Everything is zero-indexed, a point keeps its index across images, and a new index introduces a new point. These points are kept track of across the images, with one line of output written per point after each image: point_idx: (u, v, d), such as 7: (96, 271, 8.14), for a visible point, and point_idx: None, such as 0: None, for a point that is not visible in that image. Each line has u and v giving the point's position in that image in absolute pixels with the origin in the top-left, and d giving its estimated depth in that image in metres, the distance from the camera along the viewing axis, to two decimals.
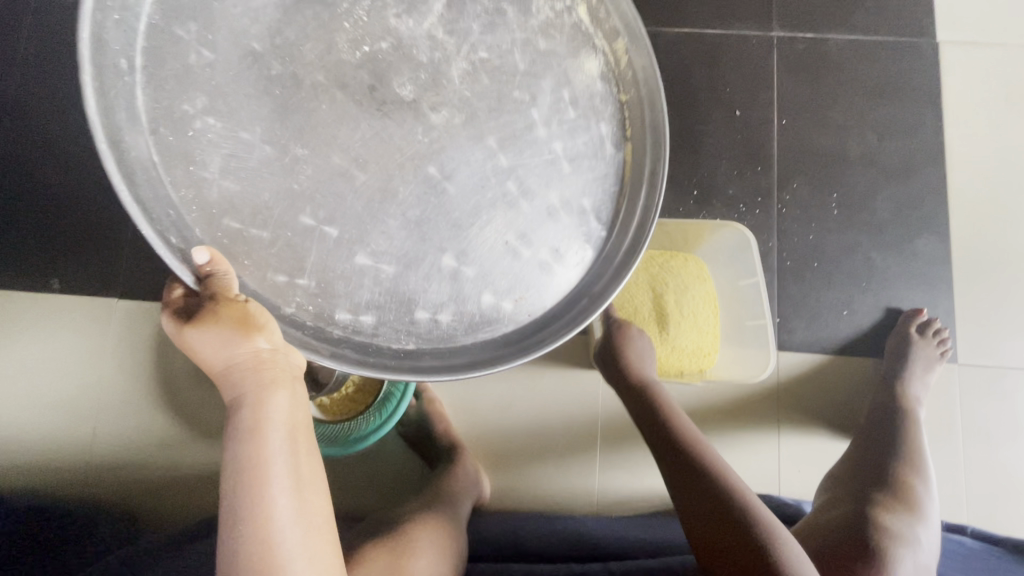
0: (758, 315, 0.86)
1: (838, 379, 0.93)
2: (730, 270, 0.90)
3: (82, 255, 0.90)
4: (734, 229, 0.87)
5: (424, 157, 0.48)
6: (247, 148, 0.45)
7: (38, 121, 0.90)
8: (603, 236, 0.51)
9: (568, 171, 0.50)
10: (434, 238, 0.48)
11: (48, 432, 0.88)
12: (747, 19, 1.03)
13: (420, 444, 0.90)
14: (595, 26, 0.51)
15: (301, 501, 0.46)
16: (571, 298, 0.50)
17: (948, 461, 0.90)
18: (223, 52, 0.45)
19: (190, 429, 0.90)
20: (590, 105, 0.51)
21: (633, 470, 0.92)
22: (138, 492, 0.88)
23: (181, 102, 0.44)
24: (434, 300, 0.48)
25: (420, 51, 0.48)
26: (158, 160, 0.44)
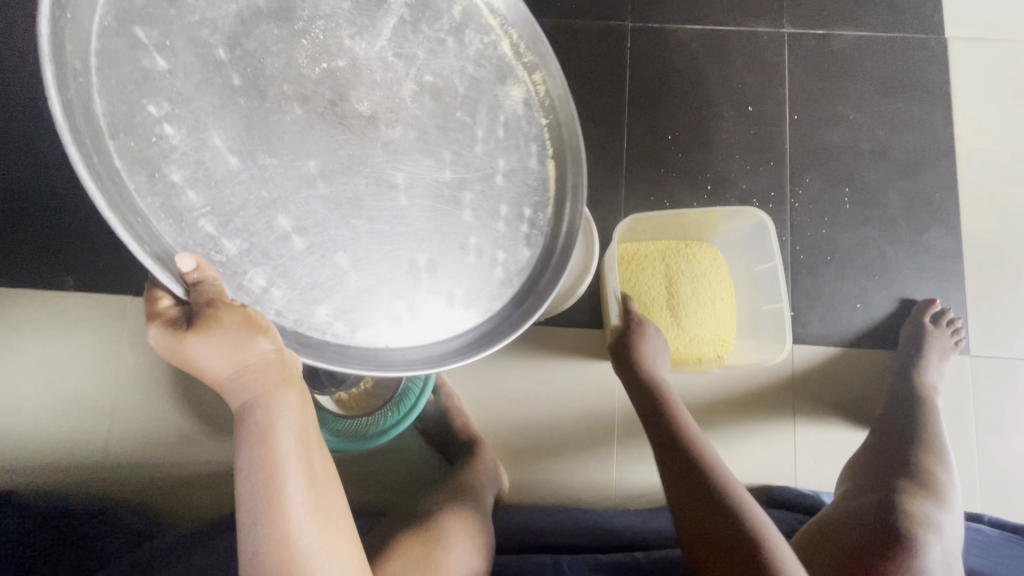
0: (773, 300, 0.87)
1: (847, 370, 0.94)
2: (744, 257, 0.92)
3: (88, 255, 0.90)
4: (750, 215, 0.87)
5: (383, 167, 0.46)
6: (214, 156, 0.42)
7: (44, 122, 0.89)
8: (542, 237, 0.48)
9: (501, 186, 0.48)
10: (387, 253, 0.46)
11: (58, 431, 0.88)
12: (758, 16, 1.04)
13: (439, 440, 0.90)
14: (515, 59, 0.48)
15: (319, 501, 0.45)
16: (518, 297, 0.48)
17: (963, 451, 0.91)
18: (184, 39, 0.41)
19: (205, 427, 0.90)
20: (519, 128, 0.48)
21: (652, 463, 0.93)
22: (156, 489, 0.88)
23: (145, 106, 0.41)
24: (396, 306, 0.46)
25: (372, 72, 0.46)
26: (121, 166, 0.40)
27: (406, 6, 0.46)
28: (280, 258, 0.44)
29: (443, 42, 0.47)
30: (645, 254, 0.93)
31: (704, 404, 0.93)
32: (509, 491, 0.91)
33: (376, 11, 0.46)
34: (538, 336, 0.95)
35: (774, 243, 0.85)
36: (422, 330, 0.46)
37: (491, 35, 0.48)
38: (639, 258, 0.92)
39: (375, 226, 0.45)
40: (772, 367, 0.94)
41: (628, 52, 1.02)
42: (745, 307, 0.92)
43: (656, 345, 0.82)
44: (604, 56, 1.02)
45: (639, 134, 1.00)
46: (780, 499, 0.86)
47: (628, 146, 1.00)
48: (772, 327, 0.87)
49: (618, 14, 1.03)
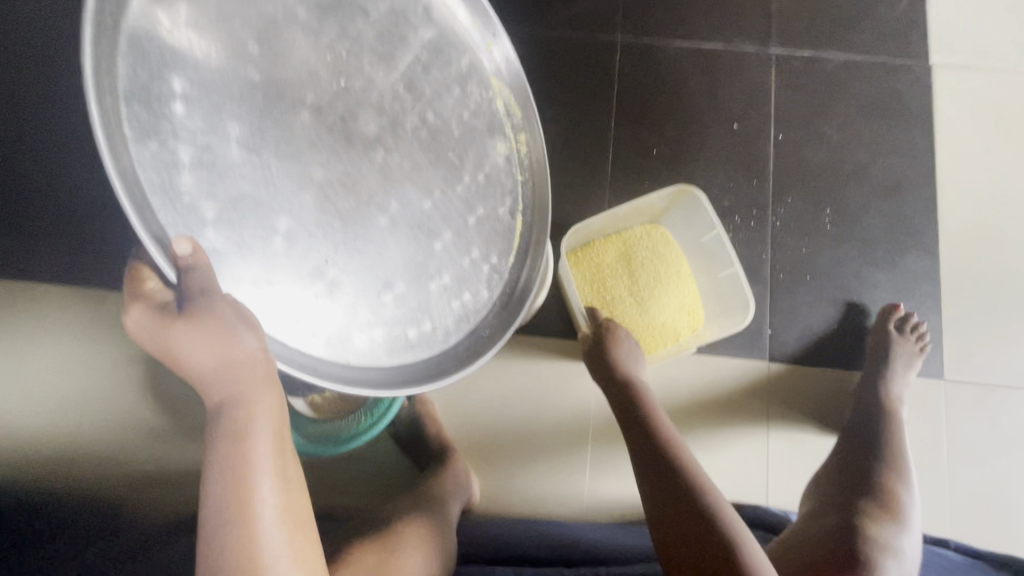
0: (726, 266, 0.87)
1: (825, 390, 0.94)
2: (691, 227, 0.91)
3: (59, 240, 0.86)
4: (680, 193, 0.88)
5: (376, 190, 0.47)
6: (222, 143, 0.41)
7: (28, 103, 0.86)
8: (501, 280, 0.52)
9: (473, 228, 0.51)
10: (361, 271, 0.46)
11: (26, 423, 0.87)
12: (747, 35, 1.05)
13: (410, 445, 0.90)
14: (506, 115, 0.53)
15: (288, 508, 0.45)
16: (471, 333, 0.50)
17: (933, 475, 0.91)
18: (218, 31, 0.42)
19: (176, 423, 0.90)
20: (498, 181, 0.52)
21: (620, 475, 0.92)
22: (115, 480, 0.88)
23: (168, 81, 0.39)
24: (365, 321, 0.47)
25: (379, 98, 0.48)
26: (127, 134, 0.38)
27: (423, 48, 0.50)
28: (275, 267, 0.43)
29: (449, 87, 0.51)
30: (599, 252, 0.92)
31: (681, 419, 0.93)
32: (480, 500, 0.90)
33: (397, 44, 0.49)
34: (517, 343, 0.95)
35: (711, 213, 0.85)
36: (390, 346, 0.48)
37: (490, 91, 0.52)
38: (594, 254, 0.92)
39: (355, 245, 0.46)
40: (749, 383, 0.94)
41: (617, 64, 1.03)
42: (708, 280, 0.92)
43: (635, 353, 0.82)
44: (591, 67, 1.02)
45: (625, 146, 1.01)
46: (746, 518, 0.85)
47: (612, 157, 1.00)
48: (736, 297, 0.86)
49: (608, 26, 1.04)
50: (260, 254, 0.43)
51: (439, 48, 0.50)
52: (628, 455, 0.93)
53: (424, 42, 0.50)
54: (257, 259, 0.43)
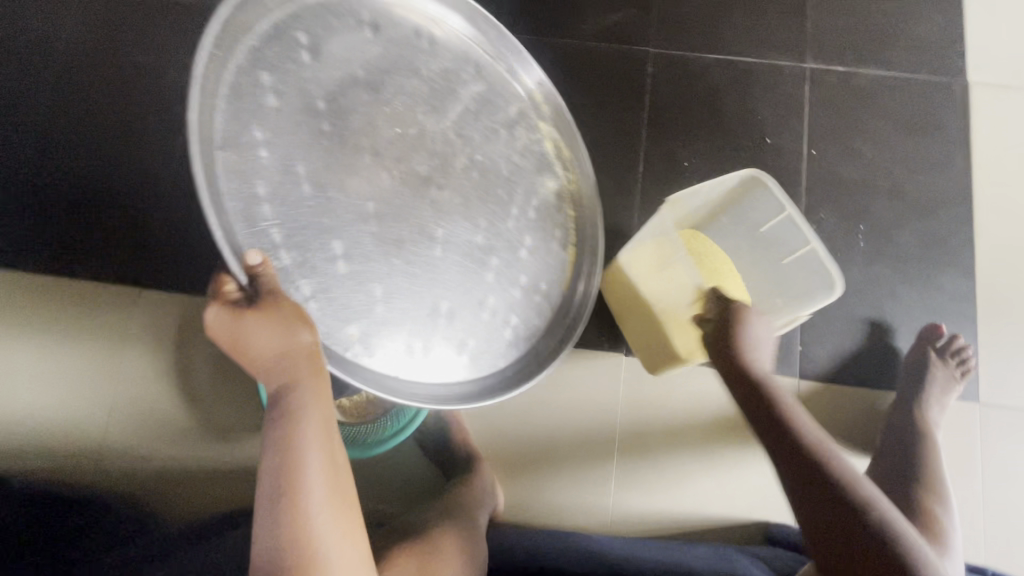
0: (797, 250, 0.78)
1: (854, 410, 0.93)
2: (748, 216, 0.83)
3: (103, 248, 0.91)
4: (743, 179, 0.78)
5: (428, 221, 0.51)
6: (292, 181, 0.46)
7: (86, 123, 0.93)
8: (549, 308, 0.58)
9: (525, 258, 0.56)
10: (421, 290, 0.51)
11: (56, 424, 0.88)
12: (781, 50, 1.04)
13: (436, 454, 0.90)
14: (556, 159, 0.59)
15: (336, 488, 0.48)
16: (525, 355, 0.56)
17: (968, 499, 0.89)
18: (296, 87, 0.47)
19: (204, 427, 0.91)
20: (547, 216, 0.58)
21: (648, 490, 0.91)
22: (140, 484, 0.89)
23: (252, 129, 0.45)
24: (417, 339, 0.51)
25: (434, 143, 0.53)
26: (220, 173, 0.42)
27: (473, 99, 0.56)
28: (336, 292, 0.48)
29: (496, 133, 0.56)
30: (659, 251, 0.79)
31: (707, 435, 0.92)
32: (504, 509, 0.90)
33: (450, 98, 0.54)
34: None
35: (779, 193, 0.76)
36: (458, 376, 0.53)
37: (538, 135, 0.59)
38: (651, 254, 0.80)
39: (415, 275, 0.50)
40: None
41: (649, 77, 1.03)
42: (769, 271, 0.83)
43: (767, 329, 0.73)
44: (621, 80, 1.03)
45: (656, 158, 1.00)
46: (775, 537, 0.88)
47: (642, 170, 1.00)
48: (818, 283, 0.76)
49: (640, 39, 1.04)
50: (321, 280, 0.47)
51: (487, 100, 0.56)
52: (654, 468, 0.92)
53: (474, 95, 0.56)
54: (328, 293, 0.47)
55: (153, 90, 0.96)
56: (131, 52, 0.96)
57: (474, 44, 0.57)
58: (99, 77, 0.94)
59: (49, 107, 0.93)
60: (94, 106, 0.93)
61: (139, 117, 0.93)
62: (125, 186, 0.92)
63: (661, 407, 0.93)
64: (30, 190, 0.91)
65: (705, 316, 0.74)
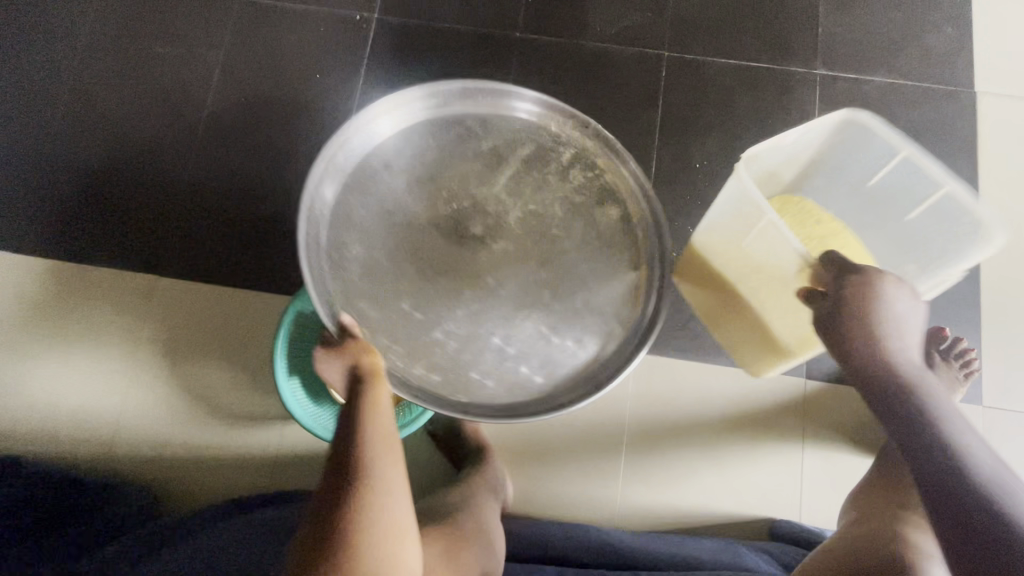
0: (926, 199, 0.73)
1: (860, 410, 0.94)
2: (859, 171, 0.78)
3: (144, 243, 1.00)
4: (842, 127, 0.75)
5: (483, 268, 0.67)
6: (375, 266, 0.66)
7: (143, 134, 1.05)
8: (622, 330, 0.66)
9: (590, 285, 0.67)
10: (486, 324, 0.66)
11: (81, 406, 0.94)
12: (792, 56, 1.06)
13: (446, 445, 0.92)
14: (612, 188, 0.70)
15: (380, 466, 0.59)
16: (606, 365, 0.65)
17: None
18: (370, 198, 0.68)
19: (217, 412, 0.95)
20: (609, 241, 0.69)
21: (654, 485, 0.93)
22: (154, 470, 0.93)
23: (342, 241, 0.66)
24: (484, 367, 0.66)
25: (490, 206, 0.69)
26: (327, 275, 0.65)
27: (521, 161, 0.70)
28: (428, 335, 0.66)
29: (547, 180, 0.69)
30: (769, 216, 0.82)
31: (714, 433, 0.94)
32: (513, 502, 0.92)
33: (501, 164, 0.69)
34: None
35: (890, 134, 0.72)
36: (537, 392, 0.65)
37: (594, 172, 0.70)
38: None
39: (478, 313, 0.66)
40: (783, 402, 0.94)
41: (663, 80, 1.05)
42: None
43: (910, 308, 0.65)
44: (636, 83, 1.04)
45: (668, 159, 1.02)
46: (783, 532, 0.88)
47: (654, 172, 1.01)
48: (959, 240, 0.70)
49: (654, 43, 1.06)
50: (416, 332, 0.66)
51: (533, 159, 0.70)
52: (661, 462, 0.93)
53: (522, 156, 0.70)
54: (416, 348, 0.66)
55: (196, 103, 1.06)
56: (184, 71, 1.07)
57: (516, 119, 0.71)
58: (155, 94, 1.06)
59: (114, 121, 1.05)
60: (149, 120, 1.05)
61: (190, 128, 1.05)
62: (172, 189, 1.02)
63: (670, 403, 0.95)
64: (87, 193, 1.02)
65: (817, 288, 0.67)
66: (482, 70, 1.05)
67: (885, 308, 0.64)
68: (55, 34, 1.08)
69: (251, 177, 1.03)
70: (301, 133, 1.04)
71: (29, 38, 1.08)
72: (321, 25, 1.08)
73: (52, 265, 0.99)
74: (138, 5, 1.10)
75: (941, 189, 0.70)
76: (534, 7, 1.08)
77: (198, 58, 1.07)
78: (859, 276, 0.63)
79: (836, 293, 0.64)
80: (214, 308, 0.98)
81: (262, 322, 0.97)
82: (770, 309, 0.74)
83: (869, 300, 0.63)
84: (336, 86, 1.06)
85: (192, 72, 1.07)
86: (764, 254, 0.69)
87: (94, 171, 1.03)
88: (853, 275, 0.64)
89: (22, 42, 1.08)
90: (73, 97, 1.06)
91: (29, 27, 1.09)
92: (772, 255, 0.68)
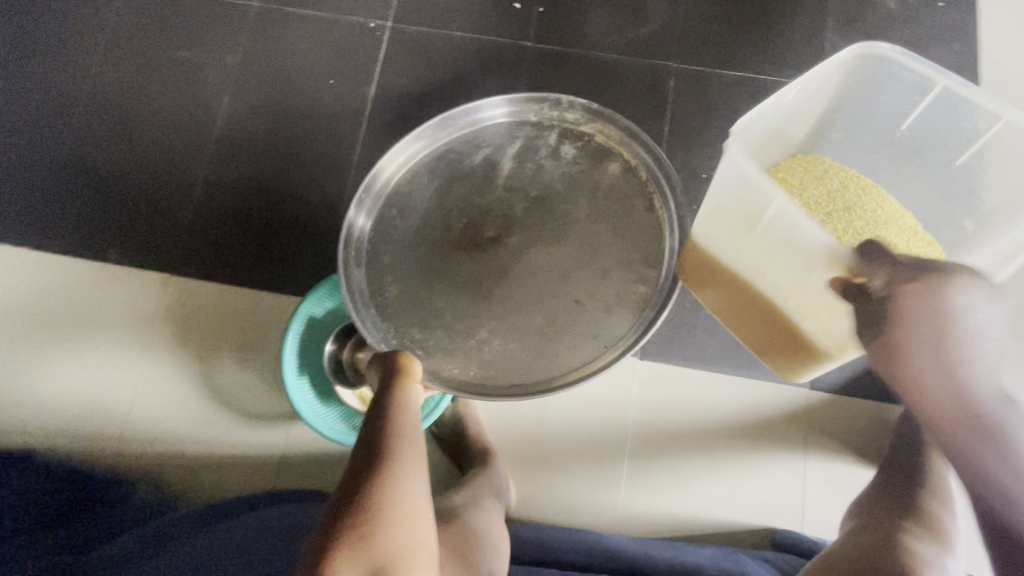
0: (978, 135, 0.70)
1: (862, 420, 0.94)
2: (888, 115, 0.77)
3: (159, 243, 1.02)
4: (858, 67, 0.74)
5: (507, 262, 0.77)
6: (408, 283, 0.78)
7: (159, 135, 1.07)
8: (657, 281, 0.75)
9: (608, 253, 0.77)
10: (519, 311, 0.76)
11: (92, 404, 0.95)
12: (798, 67, 1.08)
13: (451, 447, 0.93)
14: (604, 147, 0.81)
15: (407, 485, 0.59)
16: (648, 313, 0.73)
17: None
18: (392, 223, 0.80)
19: (224, 411, 0.96)
20: (616, 208, 0.79)
21: (657, 492, 0.93)
22: (162, 466, 0.94)
23: (375, 268, 0.79)
24: (525, 348, 0.74)
25: (505, 205, 0.80)
26: (371, 297, 0.77)
27: (516, 154, 0.82)
28: (470, 337, 0.75)
29: (545, 161, 0.81)
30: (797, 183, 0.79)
31: (717, 441, 0.94)
32: (516, 505, 0.93)
33: (500, 161, 0.82)
34: None
35: (918, 66, 0.70)
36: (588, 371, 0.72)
37: (584, 139, 0.82)
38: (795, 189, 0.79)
39: (508, 302, 0.76)
40: (785, 410, 0.95)
41: (671, 90, 1.06)
42: (933, 177, 0.76)
43: (989, 313, 0.62)
44: (645, 92, 1.06)
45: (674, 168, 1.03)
46: (783, 541, 0.88)
47: None
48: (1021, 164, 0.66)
49: (663, 54, 1.08)
50: (461, 342, 0.75)
51: (526, 148, 0.82)
52: (664, 469, 0.94)
53: (516, 150, 0.82)
54: (465, 353, 0.75)
55: (211, 105, 1.08)
56: (199, 73, 1.09)
57: (492, 127, 0.83)
58: (171, 96, 1.08)
59: (131, 121, 1.07)
60: (165, 121, 1.07)
61: (204, 130, 1.07)
62: (187, 190, 1.04)
63: (673, 410, 0.95)
64: (103, 193, 1.04)
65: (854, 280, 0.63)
66: (492, 77, 1.07)
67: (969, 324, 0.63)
68: (76, 34, 1.11)
69: (264, 179, 1.04)
70: (315, 136, 1.06)
71: (50, 38, 1.10)
72: (335, 31, 1.10)
73: (67, 261, 1.01)
74: (156, 9, 1.12)
75: (993, 117, 0.68)
76: (546, 17, 1.10)
77: (215, 61, 1.10)
78: (912, 269, 0.61)
79: (898, 304, 0.63)
80: (225, 307, 0.99)
81: (272, 322, 0.98)
82: (800, 313, 0.71)
83: (931, 305, 0.61)
84: (349, 91, 1.08)
85: (209, 75, 1.09)
86: (777, 247, 0.66)
87: (111, 170, 1.05)
88: (895, 270, 0.62)
89: (44, 42, 1.10)
90: (93, 97, 1.08)
91: (50, 27, 1.11)
92: (795, 240, 0.63)
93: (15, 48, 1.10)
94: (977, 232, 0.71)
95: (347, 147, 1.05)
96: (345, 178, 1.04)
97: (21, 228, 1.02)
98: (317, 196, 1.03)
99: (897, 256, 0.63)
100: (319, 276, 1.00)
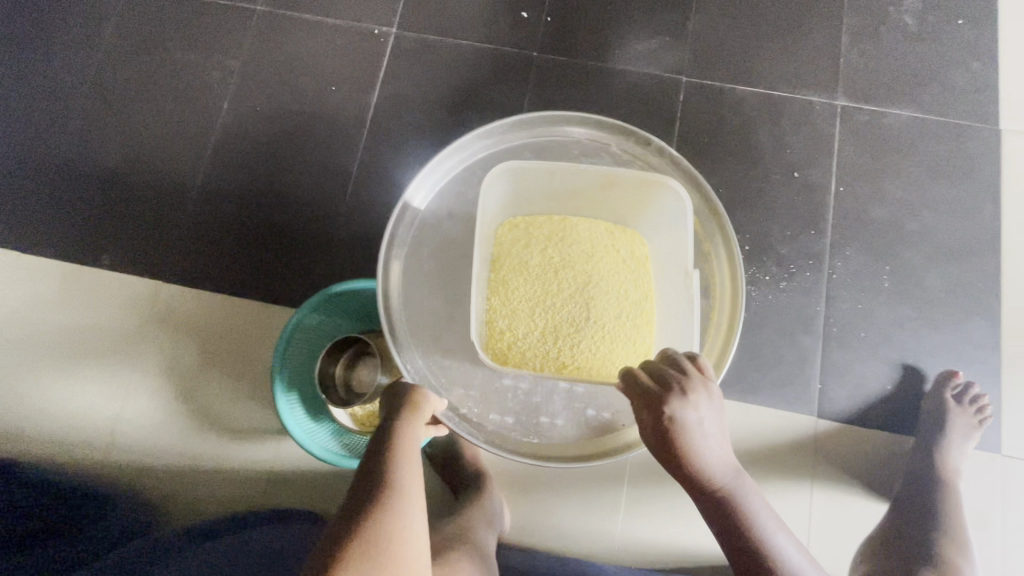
0: (606, 181, 0.73)
1: (871, 452, 0.91)
2: (535, 191, 0.77)
3: (151, 250, 1.00)
4: (492, 194, 0.74)
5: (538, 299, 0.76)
6: (421, 302, 0.75)
7: (158, 139, 1.05)
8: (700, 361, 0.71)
9: None
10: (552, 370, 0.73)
11: (77, 413, 0.93)
12: (813, 84, 1.05)
13: (446, 473, 0.90)
14: None
15: (403, 519, 0.54)
16: None
17: (982, 551, 0.88)
18: (428, 232, 0.76)
19: (212, 425, 0.93)
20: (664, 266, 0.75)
21: (656, 522, 0.90)
22: (147, 481, 0.92)
23: (406, 282, 0.75)
24: (553, 410, 0.72)
25: None
26: (402, 317, 0.74)
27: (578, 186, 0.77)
28: (497, 380, 0.73)
29: None
30: (509, 282, 0.78)
31: None
32: (510, 532, 0.89)
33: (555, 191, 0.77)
34: None
35: (532, 170, 0.72)
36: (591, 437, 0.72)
37: None
38: (504, 294, 0.77)
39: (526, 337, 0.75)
40: (793, 440, 0.91)
41: (680, 105, 1.03)
42: (615, 209, 0.79)
43: (710, 418, 0.56)
44: (653, 106, 1.03)
45: None
46: None
47: None
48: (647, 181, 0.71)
49: (673, 67, 1.05)
50: (476, 373, 0.73)
51: None
52: (663, 497, 0.90)
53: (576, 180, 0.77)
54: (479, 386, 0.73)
55: (213, 109, 1.06)
56: (202, 78, 1.07)
57: (569, 143, 0.78)
58: (172, 99, 1.06)
59: (130, 124, 1.06)
60: (165, 125, 1.05)
61: (205, 135, 1.05)
62: (183, 195, 1.02)
63: None
64: (98, 196, 1.02)
65: (638, 406, 0.57)
66: (498, 87, 1.05)
67: (697, 443, 0.55)
68: (75, 35, 1.09)
69: (264, 188, 1.02)
70: (320, 147, 1.03)
71: (51, 39, 1.09)
72: (339, 37, 1.08)
73: (58, 265, 0.99)
74: (160, 10, 1.10)
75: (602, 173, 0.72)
76: (553, 27, 1.07)
77: (216, 66, 1.08)
78: (662, 393, 0.55)
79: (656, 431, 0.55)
80: (218, 317, 0.97)
81: (266, 334, 0.96)
82: (608, 359, 0.74)
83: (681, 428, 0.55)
84: (352, 100, 1.05)
85: (209, 79, 1.07)
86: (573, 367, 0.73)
87: (106, 175, 1.03)
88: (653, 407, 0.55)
89: (44, 42, 1.08)
90: (91, 99, 1.06)
91: (50, 26, 1.09)
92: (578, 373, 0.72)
93: (14, 48, 1.08)
94: (656, 220, 0.76)
95: (347, 157, 1.03)
96: (346, 190, 1.01)
97: (14, 232, 1.00)
98: (317, 207, 1.01)
99: (654, 386, 0.56)
100: (317, 288, 0.98)
